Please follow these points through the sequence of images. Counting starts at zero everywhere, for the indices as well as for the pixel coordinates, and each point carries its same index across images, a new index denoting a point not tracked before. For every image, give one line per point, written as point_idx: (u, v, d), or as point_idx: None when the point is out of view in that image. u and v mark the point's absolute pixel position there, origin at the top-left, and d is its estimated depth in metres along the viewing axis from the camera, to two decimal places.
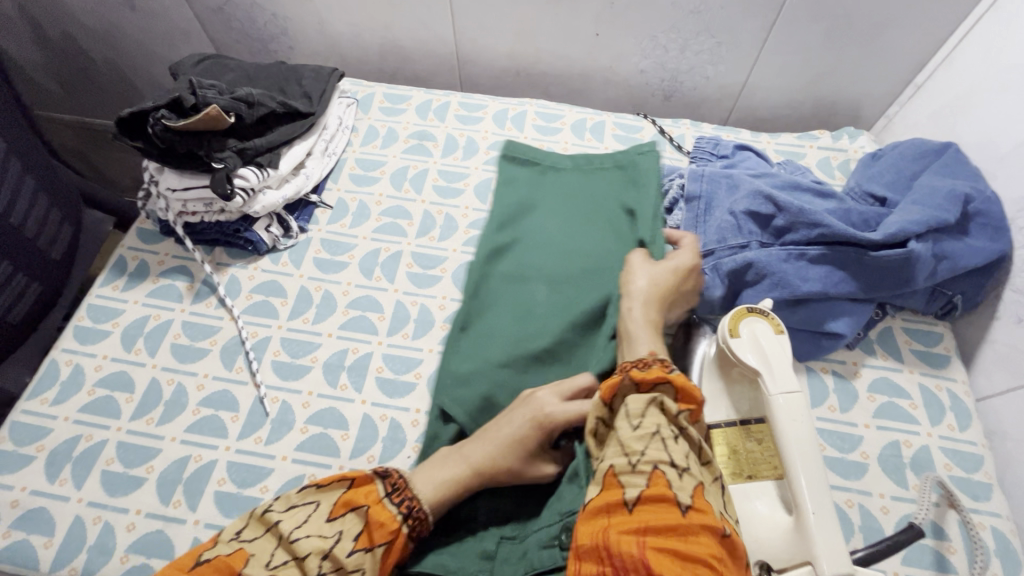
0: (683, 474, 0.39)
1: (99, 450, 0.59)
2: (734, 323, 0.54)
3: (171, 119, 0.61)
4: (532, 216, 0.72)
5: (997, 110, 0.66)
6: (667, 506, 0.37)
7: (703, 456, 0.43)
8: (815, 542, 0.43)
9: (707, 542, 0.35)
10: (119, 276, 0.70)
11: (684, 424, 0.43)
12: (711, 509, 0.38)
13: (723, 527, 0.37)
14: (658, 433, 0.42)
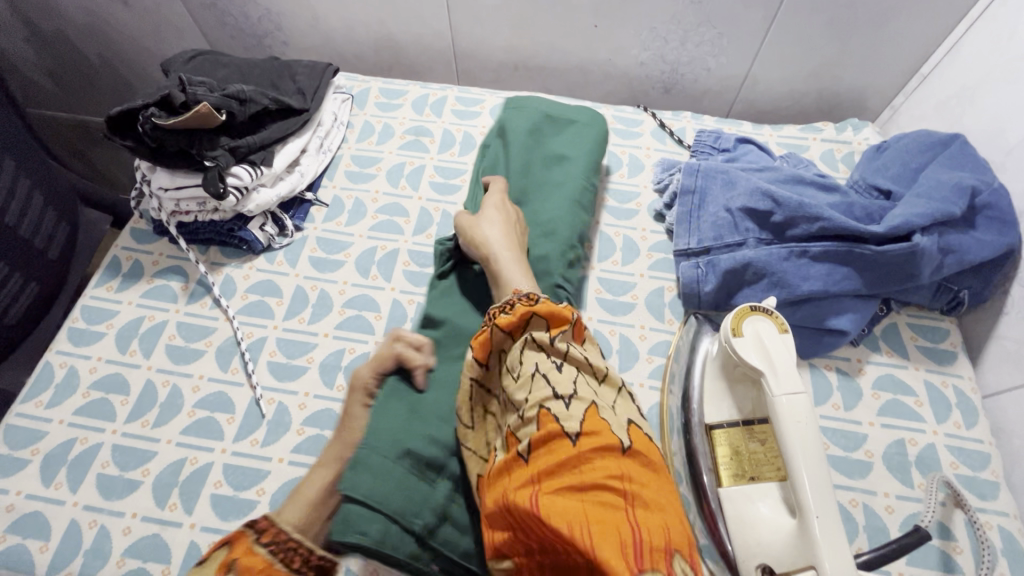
0: (570, 403, 0.39)
1: (93, 454, 0.58)
2: (737, 320, 0.52)
3: (161, 116, 0.60)
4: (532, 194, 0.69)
5: (1006, 100, 0.65)
6: (557, 442, 0.37)
7: (595, 374, 0.43)
8: (818, 547, 0.41)
9: (603, 465, 0.35)
10: (113, 276, 0.70)
11: (563, 352, 0.43)
12: (603, 428, 0.37)
13: (621, 442, 0.37)
14: (537, 373, 0.42)
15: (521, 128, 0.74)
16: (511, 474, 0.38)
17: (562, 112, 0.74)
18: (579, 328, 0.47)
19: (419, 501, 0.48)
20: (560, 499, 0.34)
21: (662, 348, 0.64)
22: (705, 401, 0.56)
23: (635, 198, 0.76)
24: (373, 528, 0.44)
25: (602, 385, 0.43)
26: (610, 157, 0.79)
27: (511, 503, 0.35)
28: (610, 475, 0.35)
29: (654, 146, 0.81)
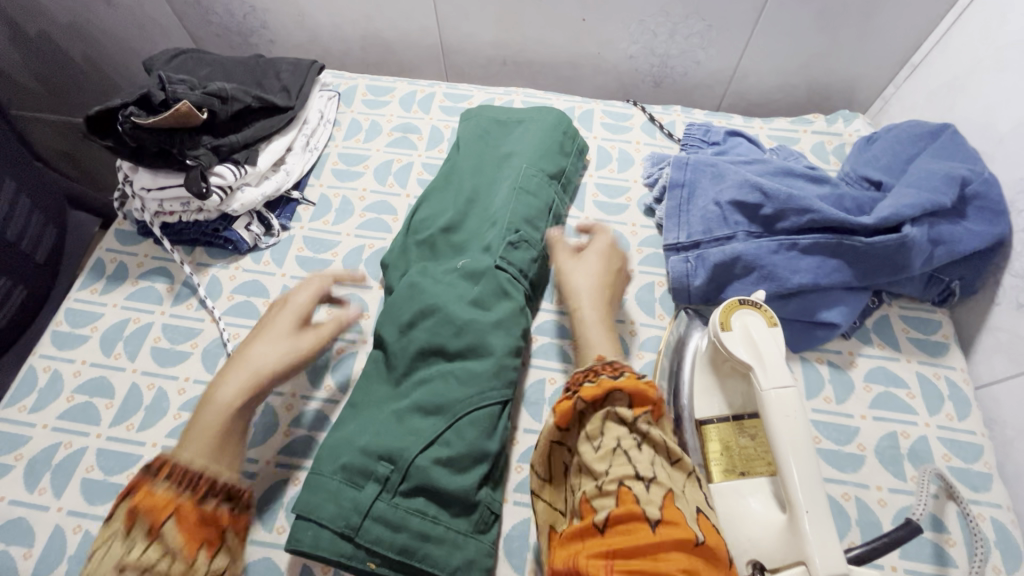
0: (650, 486, 0.39)
1: (78, 458, 0.57)
2: (725, 315, 0.52)
3: (140, 115, 0.59)
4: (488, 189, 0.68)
5: (996, 89, 0.64)
6: (638, 526, 0.36)
7: (669, 456, 0.43)
8: (808, 541, 0.41)
9: (677, 558, 0.35)
10: (97, 278, 0.69)
11: (644, 431, 0.44)
12: (681, 517, 0.37)
13: (696, 536, 0.36)
14: (617, 449, 0.42)
15: (470, 136, 0.73)
16: (583, 542, 0.38)
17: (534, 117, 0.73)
18: (658, 409, 0.47)
19: (347, 505, 0.49)
20: None
21: (653, 343, 0.64)
22: (694, 397, 0.55)
23: (625, 192, 0.75)
24: (305, 534, 0.48)
25: (673, 469, 0.43)
26: (599, 152, 0.79)
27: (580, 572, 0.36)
28: (684, 566, 0.34)
29: (644, 140, 0.80)
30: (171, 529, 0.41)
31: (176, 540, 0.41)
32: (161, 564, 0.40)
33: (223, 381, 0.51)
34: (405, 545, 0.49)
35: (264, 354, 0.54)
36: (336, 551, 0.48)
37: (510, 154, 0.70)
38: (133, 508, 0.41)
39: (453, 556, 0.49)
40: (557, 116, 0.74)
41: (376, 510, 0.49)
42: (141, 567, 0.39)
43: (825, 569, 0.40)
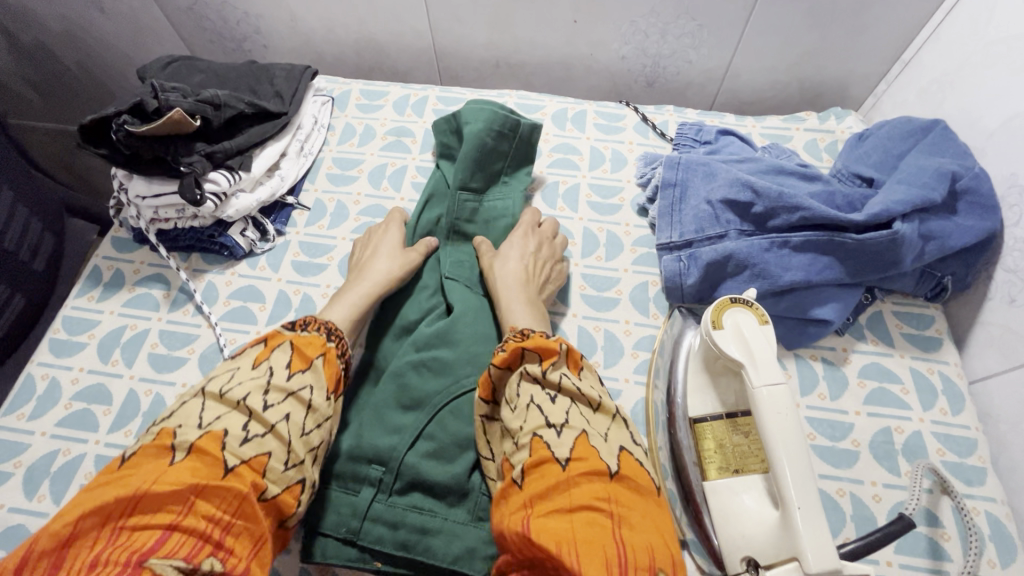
0: (560, 432, 0.44)
1: (77, 464, 0.58)
2: (716, 313, 0.52)
3: (134, 124, 0.59)
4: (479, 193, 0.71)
5: (986, 84, 0.64)
6: (549, 466, 0.42)
7: (590, 403, 0.47)
8: (801, 538, 0.41)
9: (591, 487, 0.40)
10: (94, 285, 0.69)
11: (558, 383, 0.47)
12: (592, 455, 0.42)
13: (608, 467, 0.42)
14: (531, 405, 0.46)
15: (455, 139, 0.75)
16: (508, 500, 0.43)
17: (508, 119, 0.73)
18: (572, 358, 0.50)
19: (345, 511, 0.51)
20: (550, 522, 0.38)
21: (648, 343, 0.64)
22: (688, 395, 0.55)
23: (618, 193, 0.75)
24: (312, 545, 0.51)
25: (597, 414, 0.46)
26: (592, 152, 0.79)
27: (507, 525, 0.40)
28: (598, 496, 0.39)
29: (637, 140, 0.80)
30: (320, 363, 0.51)
31: (319, 383, 0.50)
32: (307, 393, 0.48)
33: (339, 303, 0.60)
34: (405, 540, 0.50)
35: (356, 293, 0.61)
36: (343, 555, 0.50)
37: (490, 162, 0.72)
38: (283, 343, 0.50)
39: (452, 546, 0.50)
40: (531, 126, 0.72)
41: (373, 512, 0.51)
42: (288, 389, 0.47)
43: (817, 564, 0.40)
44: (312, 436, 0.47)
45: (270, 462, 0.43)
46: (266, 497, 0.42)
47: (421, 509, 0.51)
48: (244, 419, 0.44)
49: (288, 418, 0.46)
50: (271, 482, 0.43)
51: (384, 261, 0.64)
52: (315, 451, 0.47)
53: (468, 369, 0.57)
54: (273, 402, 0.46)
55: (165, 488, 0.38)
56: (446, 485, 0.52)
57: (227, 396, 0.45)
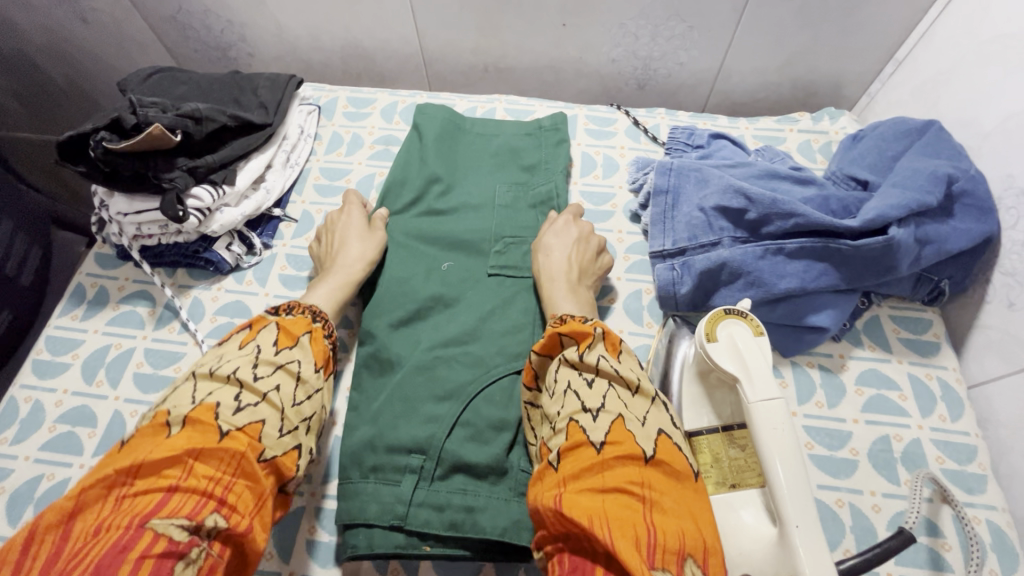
0: (597, 416, 0.43)
1: (61, 489, 0.57)
2: (710, 325, 0.51)
3: (112, 140, 0.58)
4: (460, 187, 0.71)
5: (981, 84, 0.63)
6: (582, 450, 0.41)
7: (629, 386, 0.45)
8: (799, 558, 0.40)
9: (623, 472, 0.39)
10: (78, 304, 0.68)
11: (596, 367, 0.46)
12: (626, 439, 0.41)
13: (642, 451, 0.40)
14: (569, 391, 0.45)
15: (431, 126, 0.75)
16: (543, 481, 0.42)
17: (496, 138, 0.76)
18: (610, 341, 0.48)
19: (388, 500, 0.51)
20: (581, 498, 0.38)
21: (643, 353, 0.63)
22: (683, 408, 0.54)
23: (611, 199, 0.74)
24: (359, 538, 0.50)
25: (634, 398, 0.44)
26: (584, 158, 0.78)
27: (542, 505, 0.40)
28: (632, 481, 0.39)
29: (628, 145, 0.79)
30: (305, 340, 0.51)
31: (307, 358, 0.50)
32: (293, 367, 0.49)
33: (325, 282, 0.61)
34: (453, 521, 0.50)
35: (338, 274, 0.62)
36: (391, 543, 0.50)
37: (491, 172, 0.73)
38: (269, 324, 0.51)
39: (498, 518, 0.50)
40: (518, 138, 0.75)
41: (418, 498, 0.51)
42: (276, 363, 0.48)
43: None
44: (302, 410, 0.47)
45: (264, 429, 0.44)
46: (265, 459, 0.43)
47: (465, 492, 0.52)
48: (235, 393, 0.45)
49: (277, 388, 0.47)
50: (267, 447, 0.44)
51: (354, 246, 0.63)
52: (308, 417, 0.48)
53: (470, 383, 0.56)
54: (263, 374, 0.47)
55: (160, 459, 0.39)
56: (437, 502, 0.51)
57: (217, 373, 0.45)
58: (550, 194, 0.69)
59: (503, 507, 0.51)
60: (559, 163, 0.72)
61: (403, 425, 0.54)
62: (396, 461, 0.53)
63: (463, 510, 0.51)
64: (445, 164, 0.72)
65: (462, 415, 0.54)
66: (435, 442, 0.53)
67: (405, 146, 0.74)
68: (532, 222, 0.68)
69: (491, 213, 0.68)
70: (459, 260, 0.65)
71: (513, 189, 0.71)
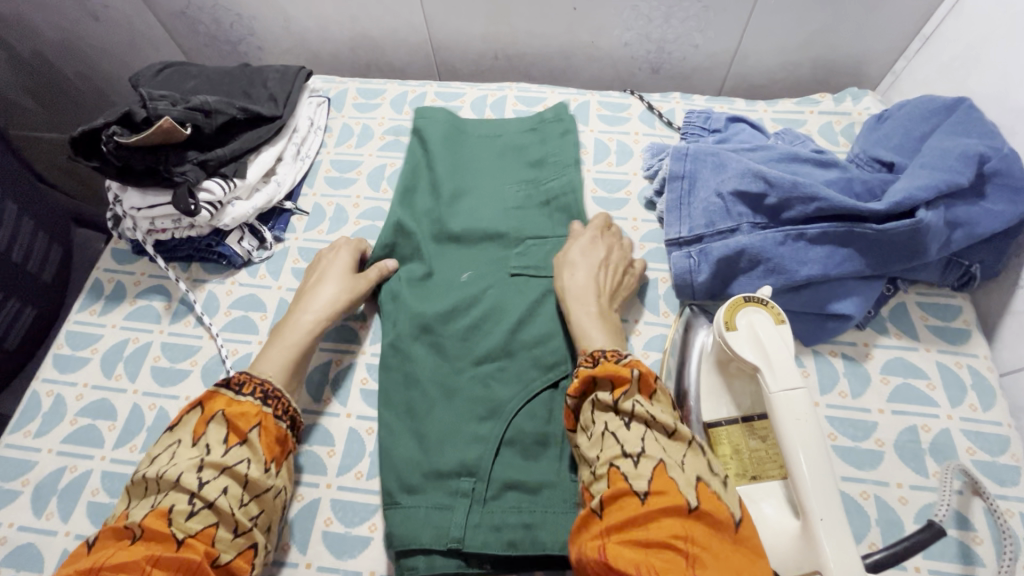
0: (639, 461, 0.42)
1: (84, 481, 0.57)
2: (732, 311, 0.50)
3: (123, 134, 0.58)
4: (469, 192, 0.70)
5: (1014, 58, 0.60)
6: (627, 498, 0.40)
7: (666, 430, 0.45)
8: (823, 551, 0.39)
9: (669, 524, 0.38)
10: (96, 299, 0.69)
11: (631, 409, 0.45)
12: (672, 487, 0.40)
13: (687, 501, 0.39)
14: (607, 432, 0.46)
15: (438, 130, 0.74)
16: (587, 529, 0.42)
17: (504, 136, 0.75)
18: (644, 380, 0.47)
19: (443, 521, 0.51)
20: (628, 550, 0.37)
21: (658, 343, 0.62)
22: (701, 398, 0.53)
23: (625, 186, 0.73)
24: (419, 561, 0.50)
25: (671, 442, 0.44)
26: (597, 145, 0.76)
27: (584, 553, 0.40)
28: (682, 526, 0.38)
29: (643, 130, 0.77)
30: (255, 435, 0.48)
31: (256, 456, 0.48)
32: (243, 467, 0.46)
33: (304, 309, 0.60)
34: (512, 538, 0.50)
35: (336, 278, 0.63)
36: (451, 565, 0.50)
37: (501, 172, 0.72)
38: (217, 413, 0.48)
39: (559, 532, 0.50)
40: (522, 133, 0.74)
41: (474, 518, 0.51)
42: (223, 465, 0.46)
43: None
44: (254, 503, 0.46)
45: (218, 532, 0.44)
46: (218, 566, 0.43)
47: (521, 505, 0.52)
48: (187, 495, 0.44)
49: (226, 492, 0.45)
50: (221, 551, 0.44)
51: (332, 286, 0.62)
52: (263, 518, 0.47)
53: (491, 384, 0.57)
54: (208, 479, 0.45)
55: (119, 567, 0.40)
56: (494, 521, 0.51)
57: (163, 479, 0.44)
58: (564, 191, 0.68)
59: (560, 517, 0.51)
60: (567, 156, 0.71)
61: (450, 439, 0.55)
62: (448, 483, 0.53)
63: (519, 520, 0.51)
64: (450, 167, 0.72)
65: (506, 434, 0.55)
66: (485, 459, 0.53)
67: (410, 151, 0.73)
68: (549, 222, 0.67)
69: (505, 215, 0.68)
70: (479, 264, 0.65)
71: (524, 188, 0.70)
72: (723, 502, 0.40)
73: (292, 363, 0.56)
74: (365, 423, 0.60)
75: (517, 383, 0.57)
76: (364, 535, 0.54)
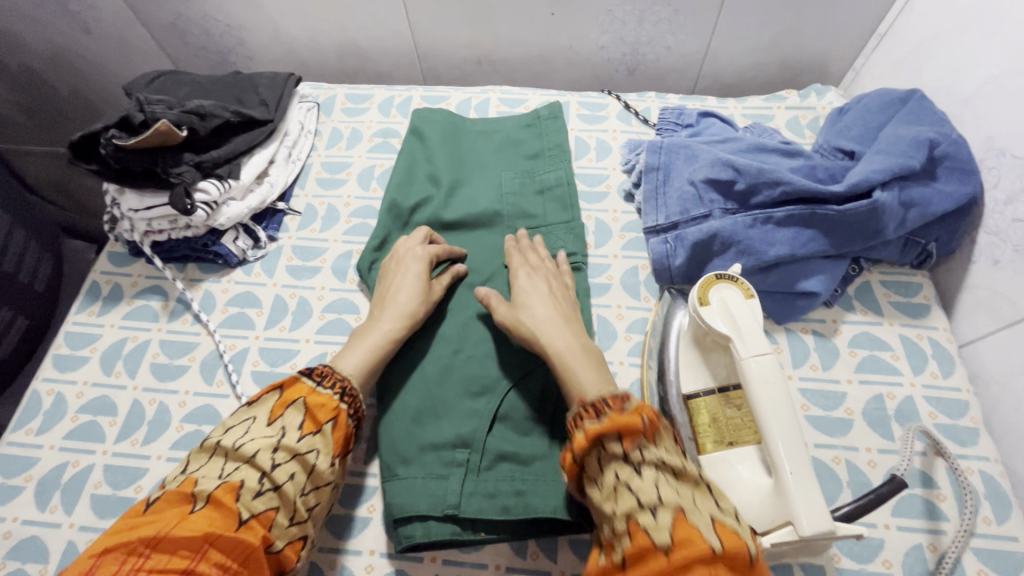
0: (657, 511, 0.37)
1: (87, 475, 0.59)
2: (706, 289, 0.53)
3: (122, 137, 0.60)
4: (467, 185, 0.74)
5: (959, 52, 0.65)
6: (648, 556, 0.35)
7: (675, 471, 0.40)
8: (793, 502, 0.42)
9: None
10: (94, 301, 0.70)
11: (639, 455, 0.41)
12: (695, 535, 0.35)
13: (713, 545, 0.35)
14: (617, 483, 0.40)
15: (436, 129, 0.78)
16: None
17: (503, 130, 0.79)
18: (653, 423, 0.43)
19: (439, 492, 0.53)
20: None
21: (639, 325, 0.65)
22: (680, 372, 0.56)
23: (605, 180, 0.76)
24: (416, 529, 0.52)
25: (684, 485, 0.40)
26: (577, 142, 0.80)
27: None
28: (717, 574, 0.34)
29: (620, 128, 0.81)
30: (329, 428, 0.49)
31: (326, 447, 0.48)
32: (311, 458, 0.47)
33: (385, 315, 0.59)
34: (505, 505, 0.52)
35: (411, 284, 0.61)
36: (447, 530, 0.52)
37: (498, 164, 0.75)
38: (299, 400, 0.49)
39: (550, 499, 0.52)
40: (521, 128, 0.79)
41: (468, 489, 0.53)
42: (296, 450, 0.46)
43: (811, 527, 0.41)
44: (312, 495, 0.47)
45: (276, 517, 0.44)
46: (272, 551, 0.44)
47: (513, 478, 0.54)
48: (259, 473, 0.44)
49: (294, 478, 0.46)
50: (277, 537, 0.44)
51: (409, 295, 0.61)
52: (316, 508, 0.48)
53: (483, 367, 0.60)
54: (281, 462, 0.45)
55: (186, 535, 0.39)
56: (488, 489, 0.54)
57: (239, 452, 0.45)
58: (559, 183, 0.72)
59: (552, 488, 0.53)
60: (561, 152, 0.75)
61: (444, 421, 0.57)
62: (443, 455, 0.55)
63: (513, 493, 0.53)
64: (450, 162, 0.75)
65: (497, 413, 0.58)
66: (478, 434, 0.56)
67: (407, 148, 0.77)
68: (543, 211, 0.71)
69: (501, 203, 0.71)
70: (476, 253, 0.69)
71: (520, 177, 0.73)
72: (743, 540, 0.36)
73: (371, 365, 0.56)
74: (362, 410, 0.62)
75: (508, 365, 0.60)
76: (363, 515, 0.56)
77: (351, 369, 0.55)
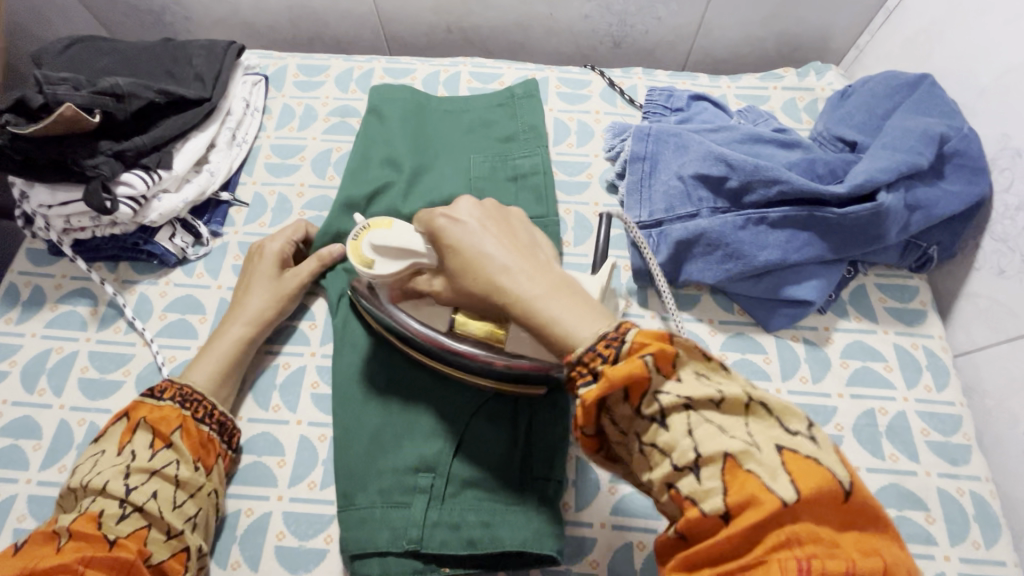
0: (702, 470, 0.31)
1: (8, 508, 0.53)
2: (359, 254, 0.51)
3: (18, 124, 0.53)
4: (432, 171, 0.66)
5: (976, 36, 0.59)
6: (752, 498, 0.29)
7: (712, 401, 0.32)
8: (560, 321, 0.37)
9: (823, 512, 0.29)
10: (11, 307, 0.62)
11: (661, 407, 0.33)
12: (756, 488, 0.29)
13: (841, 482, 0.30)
14: (659, 438, 0.33)
15: (397, 109, 0.70)
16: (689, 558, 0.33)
17: (473, 107, 0.71)
18: (662, 361, 0.34)
19: (400, 524, 0.49)
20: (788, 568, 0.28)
21: None
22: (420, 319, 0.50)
23: (586, 169, 0.69)
24: (374, 568, 0.48)
25: (729, 411, 0.32)
26: (557, 125, 0.73)
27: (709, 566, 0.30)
28: (821, 525, 0.29)
29: (604, 109, 0.74)
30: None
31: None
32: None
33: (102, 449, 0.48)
34: (471, 538, 0.48)
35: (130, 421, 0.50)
36: (408, 568, 0.48)
37: (468, 148, 0.68)
38: (140, 420, 0.49)
39: (520, 530, 0.48)
40: (494, 105, 0.71)
41: (432, 519, 0.49)
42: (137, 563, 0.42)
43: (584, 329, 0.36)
44: (190, 502, 0.47)
45: (149, 533, 0.44)
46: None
47: (480, 507, 0.50)
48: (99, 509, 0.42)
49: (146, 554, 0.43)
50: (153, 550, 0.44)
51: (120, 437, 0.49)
52: (200, 517, 0.47)
53: (450, 383, 0.55)
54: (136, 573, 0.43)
55: (48, 570, 0.39)
56: (453, 519, 0.49)
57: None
58: (534, 170, 0.66)
59: (522, 518, 0.49)
60: (537, 134, 0.68)
61: (407, 444, 0.53)
62: (405, 482, 0.51)
63: (480, 524, 0.49)
64: (414, 146, 0.67)
65: (463, 435, 0.53)
66: (443, 457, 0.52)
67: (366, 130, 0.69)
68: (515, 200, 0.64)
69: (469, 190, 0.65)
70: None
71: (491, 161, 0.66)
72: (826, 465, 0.30)
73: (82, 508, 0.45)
74: (317, 430, 0.56)
75: None
76: (320, 547, 0.51)
77: (201, 381, 0.53)
